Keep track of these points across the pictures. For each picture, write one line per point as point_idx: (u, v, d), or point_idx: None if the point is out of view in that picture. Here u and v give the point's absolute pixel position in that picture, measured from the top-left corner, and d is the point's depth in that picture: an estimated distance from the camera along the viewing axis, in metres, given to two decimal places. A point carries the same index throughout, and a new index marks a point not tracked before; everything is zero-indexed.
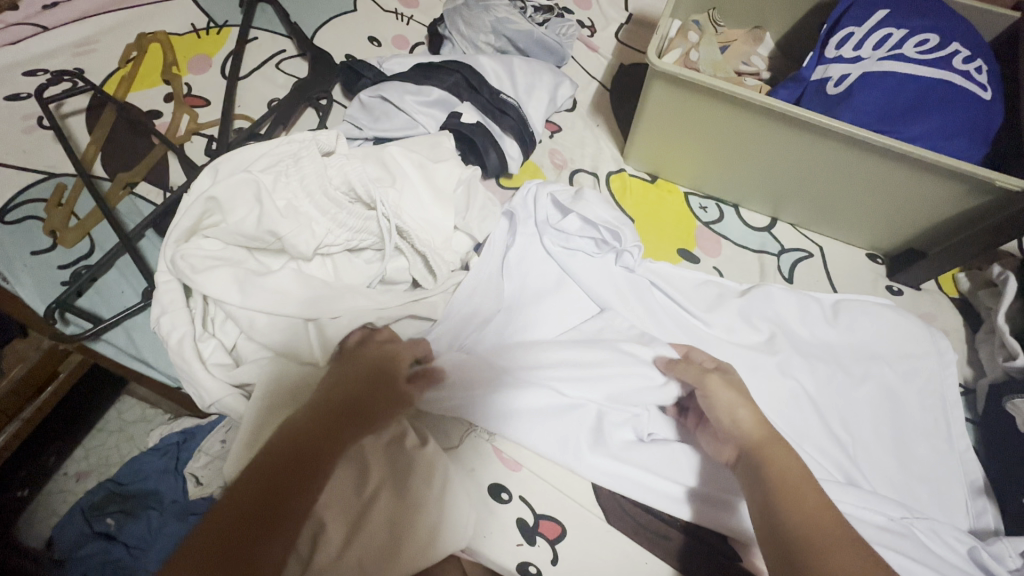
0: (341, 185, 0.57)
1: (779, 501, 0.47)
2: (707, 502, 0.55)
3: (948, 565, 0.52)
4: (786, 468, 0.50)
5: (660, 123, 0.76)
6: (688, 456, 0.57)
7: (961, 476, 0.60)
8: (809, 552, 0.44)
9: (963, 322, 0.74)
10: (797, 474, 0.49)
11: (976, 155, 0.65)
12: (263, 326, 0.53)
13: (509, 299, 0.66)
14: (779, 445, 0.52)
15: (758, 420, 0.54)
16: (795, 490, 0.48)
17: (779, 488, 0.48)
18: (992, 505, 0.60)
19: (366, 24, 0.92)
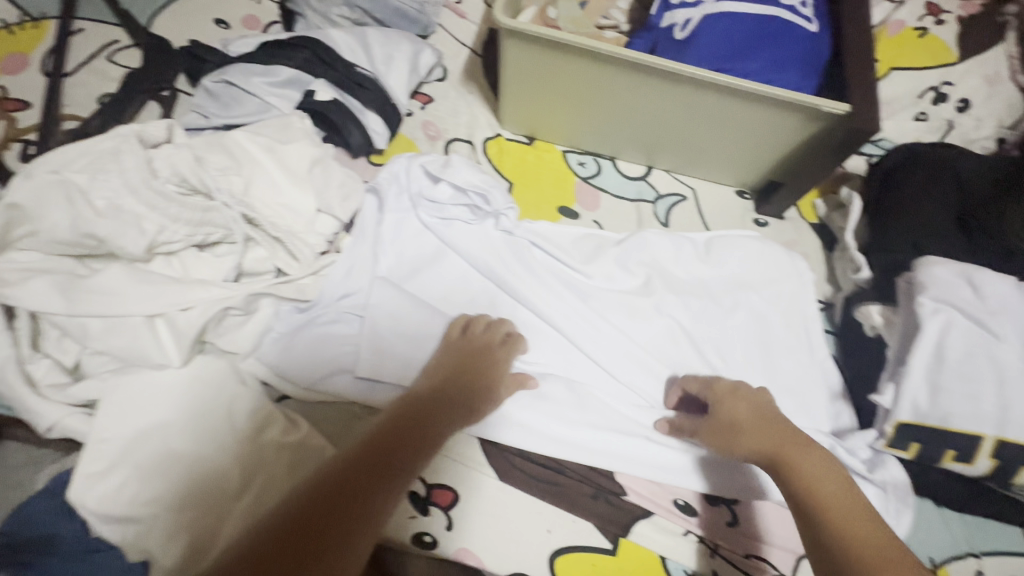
0: (171, 177, 0.52)
1: (817, 517, 0.47)
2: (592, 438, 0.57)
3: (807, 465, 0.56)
4: (817, 479, 0.49)
5: (524, 82, 0.76)
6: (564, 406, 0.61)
7: (821, 383, 0.66)
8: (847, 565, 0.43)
9: (820, 244, 0.79)
10: (822, 486, 0.49)
11: (808, 86, 0.69)
12: (100, 332, 0.48)
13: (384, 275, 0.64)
14: (807, 452, 0.52)
15: (762, 433, 0.54)
16: (818, 503, 0.48)
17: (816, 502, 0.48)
18: (848, 406, 0.65)
19: (211, 7, 0.85)
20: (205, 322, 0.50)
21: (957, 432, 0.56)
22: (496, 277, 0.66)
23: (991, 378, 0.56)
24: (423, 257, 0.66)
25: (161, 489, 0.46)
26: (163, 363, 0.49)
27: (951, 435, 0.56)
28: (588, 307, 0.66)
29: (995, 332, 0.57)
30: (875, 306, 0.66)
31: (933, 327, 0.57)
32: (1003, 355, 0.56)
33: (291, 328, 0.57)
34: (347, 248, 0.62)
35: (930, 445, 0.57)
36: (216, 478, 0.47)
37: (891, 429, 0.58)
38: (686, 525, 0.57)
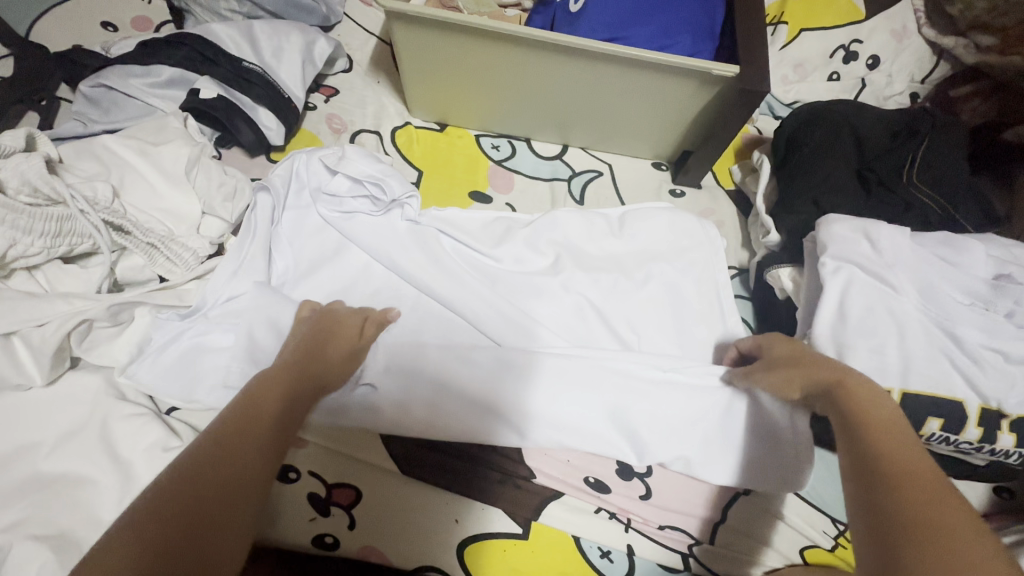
0: (21, 187, 0.49)
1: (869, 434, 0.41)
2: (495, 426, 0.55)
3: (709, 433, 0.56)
4: (876, 406, 0.43)
5: (421, 66, 0.74)
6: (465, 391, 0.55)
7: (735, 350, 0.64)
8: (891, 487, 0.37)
9: (736, 210, 0.79)
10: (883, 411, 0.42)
11: (702, 50, 0.69)
12: None
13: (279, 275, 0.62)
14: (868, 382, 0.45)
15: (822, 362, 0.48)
16: (879, 424, 0.41)
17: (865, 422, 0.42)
18: None
19: (97, 9, 0.82)
20: (64, 337, 0.47)
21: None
22: (396, 265, 0.63)
23: (896, 332, 0.54)
24: (322, 255, 0.63)
25: (18, 515, 0.43)
26: (24, 383, 0.47)
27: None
28: (495, 294, 0.63)
29: (893, 286, 0.56)
30: (786, 268, 0.65)
31: (833, 285, 0.57)
32: (901, 307, 0.55)
33: (166, 338, 0.53)
34: (231, 246, 0.59)
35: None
36: (83, 499, 0.45)
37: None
38: (597, 502, 0.57)
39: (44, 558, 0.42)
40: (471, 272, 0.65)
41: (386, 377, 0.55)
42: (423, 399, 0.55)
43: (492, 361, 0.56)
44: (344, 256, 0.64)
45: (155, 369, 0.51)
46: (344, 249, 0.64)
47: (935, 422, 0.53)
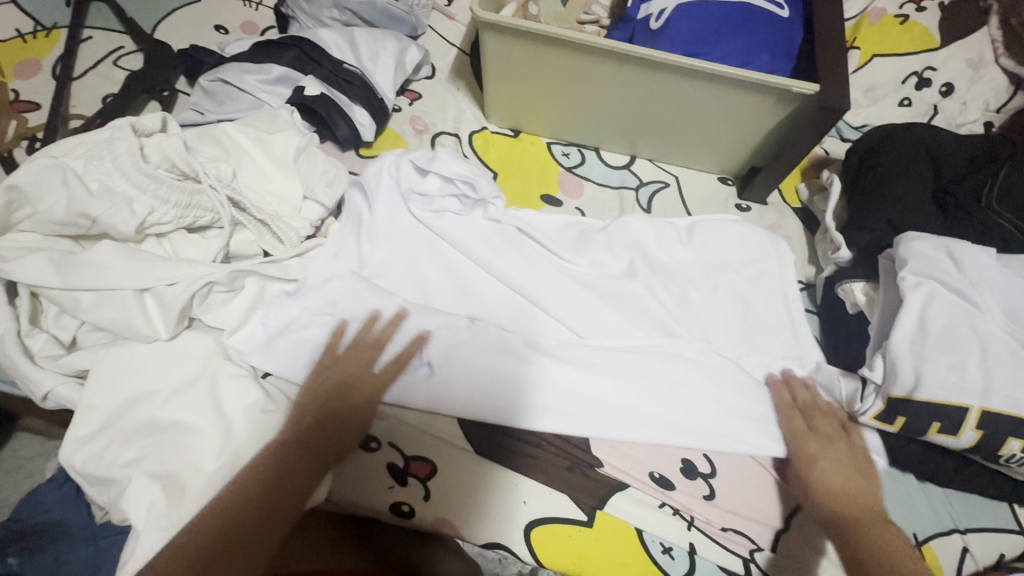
0: (161, 162, 0.56)
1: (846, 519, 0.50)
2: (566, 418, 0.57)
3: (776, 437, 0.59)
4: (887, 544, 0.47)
5: (505, 74, 0.78)
6: (543, 382, 0.59)
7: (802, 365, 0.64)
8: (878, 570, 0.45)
9: (802, 227, 0.80)
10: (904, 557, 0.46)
11: (780, 68, 0.71)
12: (91, 305, 0.50)
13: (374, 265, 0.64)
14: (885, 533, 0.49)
15: (841, 471, 0.54)
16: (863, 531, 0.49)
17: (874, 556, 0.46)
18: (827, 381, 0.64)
19: (211, 14, 0.90)
20: (190, 297, 0.52)
21: (943, 406, 0.53)
22: (480, 263, 0.66)
23: (980, 349, 0.54)
24: (409, 244, 0.66)
25: (140, 452, 0.48)
26: (151, 335, 0.51)
27: (942, 408, 0.53)
28: (576, 295, 0.66)
29: (977, 304, 0.56)
30: (859, 282, 0.65)
31: (915, 300, 0.57)
32: (986, 326, 0.55)
33: (271, 309, 0.58)
34: (332, 232, 0.65)
35: (918, 418, 0.54)
36: (188, 446, 0.49)
37: (880, 403, 0.56)
38: (662, 497, 0.57)
39: (157, 496, 0.46)
40: (550, 272, 0.67)
41: (491, 380, 0.58)
42: (500, 390, 0.57)
43: (586, 368, 0.60)
44: (431, 247, 0.67)
45: (257, 340, 0.56)
46: (433, 243, 0.67)
47: (1017, 443, 0.53)
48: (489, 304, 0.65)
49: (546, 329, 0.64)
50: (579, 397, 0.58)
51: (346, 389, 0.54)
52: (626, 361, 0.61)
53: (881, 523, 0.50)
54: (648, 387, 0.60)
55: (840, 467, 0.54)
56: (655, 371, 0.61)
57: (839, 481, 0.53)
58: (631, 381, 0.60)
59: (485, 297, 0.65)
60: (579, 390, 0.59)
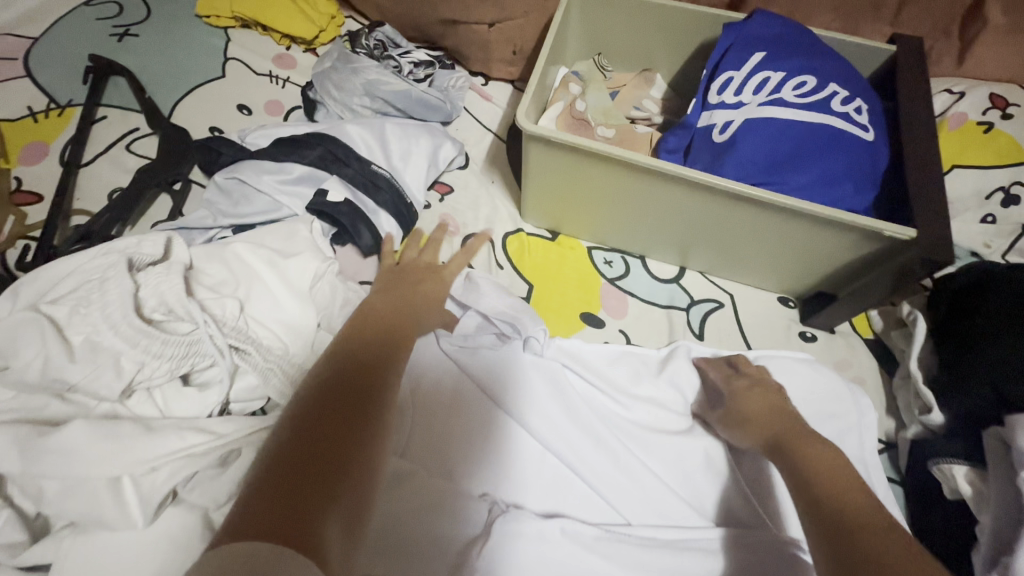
0: (157, 307, 0.48)
1: (789, 457, 0.49)
2: None
3: None
4: (832, 481, 0.45)
5: (548, 180, 0.71)
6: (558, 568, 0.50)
7: None
8: (834, 519, 0.42)
9: (877, 366, 0.70)
10: (847, 487, 0.44)
11: (864, 200, 0.62)
12: (56, 495, 0.41)
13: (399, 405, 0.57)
14: (812, 441, 0.50)
15: (764, 405, 0.56)
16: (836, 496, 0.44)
17: (818, 479, 0.46)
18: None
19: (235, 92, 0.85)
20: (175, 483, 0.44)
21: None
22: (515, 417, 0.58)
23: None
24: (438, 388, 0.59)
25: None
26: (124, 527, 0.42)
27: None
28: (621, 458, 0.57)
29: None
30: (961, 465, 0.55)
31: None
32: None
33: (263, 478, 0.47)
34: None
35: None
36: None
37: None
38: None
39: None
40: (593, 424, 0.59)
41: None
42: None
43: (629, 566, 0.51)
44: (459, 394, 0.59)
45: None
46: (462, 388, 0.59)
47: None
48: (525, 471, 0.56)
49: (585, 503, 0.56)
50: None
51: (411, 299, 0.57)
52: (658, 555, 0.51)
53: (800, 437, 0.51)
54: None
55: (769, 403, 0.56)
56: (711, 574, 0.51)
57: (763, 412, 0.55)
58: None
59: (519, 459, 0.57)
60: None
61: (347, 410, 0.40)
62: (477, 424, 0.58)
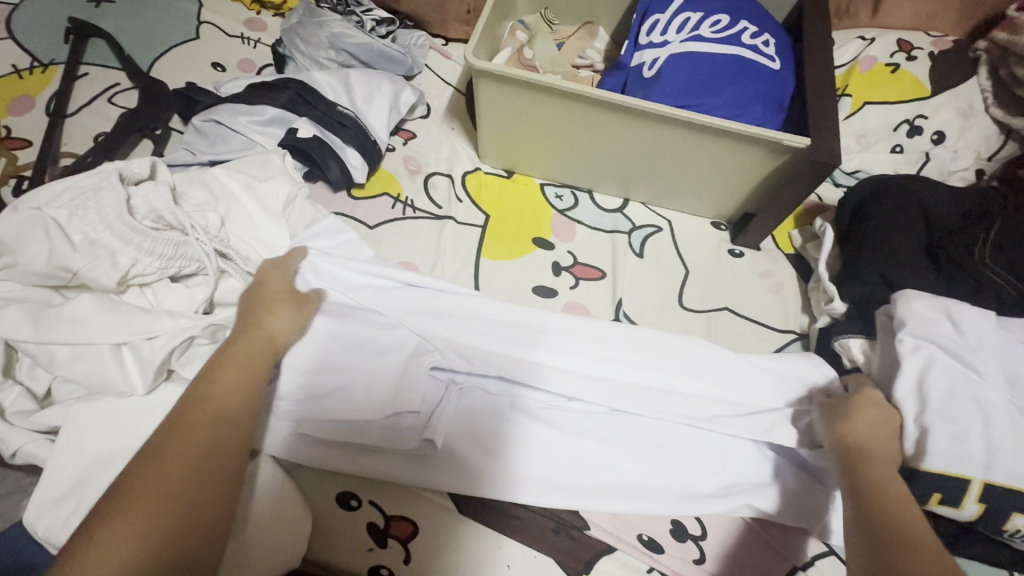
0: (148, 213, 0.55)
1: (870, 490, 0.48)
2: (542, 487, 0.56)
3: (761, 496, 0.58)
4: (914, 520, 0.45)
5: (500, 120, 0.79)
6: (515, 436, 0.58)
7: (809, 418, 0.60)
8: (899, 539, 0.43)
9: (796, 275, 0.79)
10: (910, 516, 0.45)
11: (771, 120, 0.71)
12: (66, 360, 0.49)
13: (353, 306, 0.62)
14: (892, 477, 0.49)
15: (872, 430, 0.53)
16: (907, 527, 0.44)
17: (877, 489, 0.48)
18: None
19: (209, 51, 0.91)
20: (170, 351, 0.51)
21: (946, 476, 0.53)
22: (471, 309, 0.63)
23: (978, 417, 0.54)
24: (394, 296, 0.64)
25: None
26: (126, 391, 0.50)
27: (940, 477, 0.53)
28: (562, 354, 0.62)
29: (977, 370, 0.55)
30: (856, 339, 0.64)
31: (912, 364, 0.56)
32: (985, 394, 0.54)
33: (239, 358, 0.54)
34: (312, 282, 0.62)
35: (923, 490, 0.54)
36: None
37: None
38: (650, 562, 0.55)
39: None
40: (547, 322, 0.64)
41: (476, 448, 0.57)
42: (456, 450, 0.56)
43: (574, 433, 0.59)
44: (415, 295, 0.63)
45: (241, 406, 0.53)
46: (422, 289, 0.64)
47: (1020, 517, 0.53)
48: (481, 354, 0.61)
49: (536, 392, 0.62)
50: (538, 463, 0.57)
51: (265, 364, 0.50)
52: (597, 427, 0.60)
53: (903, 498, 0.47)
54: (644, 453, 0.59)
55: (878, 429, 0.53)
56: (639, 435, 0.60)
57: (874, 442, 0.52)
58: (619, 448, 0.59)
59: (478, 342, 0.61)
60: (565, 455, 0.58)
61: (198, 512, 0.39)
62: (428, 316, 0.62)
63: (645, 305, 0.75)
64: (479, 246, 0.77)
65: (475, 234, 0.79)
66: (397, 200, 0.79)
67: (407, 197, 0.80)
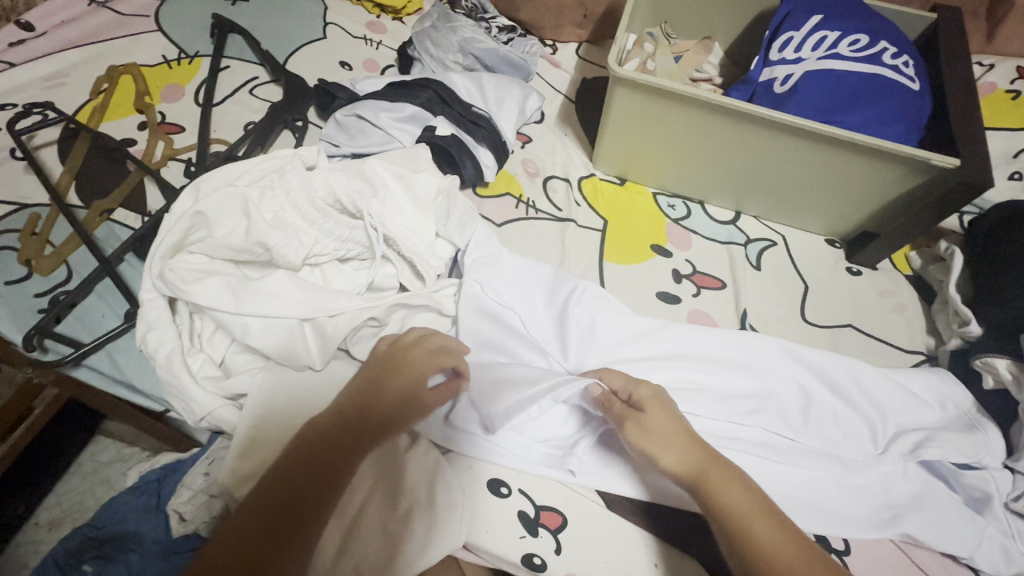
0: (326, 197, 0.58)
1: (727, 521, 0.48)
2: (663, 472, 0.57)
3: (904, 508, 0.57)
4: (772, 544, 0.46)
5: (624, 128, 0.80)
6: None
7: (962, 440, 0.59)
8: None
9: (918, 296, 0.79)
10: (776, 545, 0.46)
11: (910, 140, 0.72)
12: (259, 331, 0.52)
13: (493, 307, 0.62)
14: (720, 483, 0.50)
15: (685, 448, 0.52)
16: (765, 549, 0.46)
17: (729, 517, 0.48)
18: (988, 473, 0.58)
19: (337, 50, 0.95)
20: (351, 329, 0.54)
21: None
22: (614, 327, 0.65)
23: None
24: (543, 299, 0.65)
25: None
26: (307, 364, 0.53)
27: None
28: (698, 365, 0.64)
29: None
30: (1003, 359, 0.63)
31: None
32: None
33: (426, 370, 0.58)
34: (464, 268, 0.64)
35: None
36: None
37: None
38: None
39: None
40: (678, 330, 0.66)
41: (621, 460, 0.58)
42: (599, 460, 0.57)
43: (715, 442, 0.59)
44: (563, 310, 0.64)
45: None
46: (568, 299, 0.65)
47: None
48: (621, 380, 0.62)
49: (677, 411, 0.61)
50: None
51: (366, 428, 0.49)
52: (737, 441, 0.60)
53: (744, 511, 0.48)
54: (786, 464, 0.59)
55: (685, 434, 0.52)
56: (772, 441, 0.60)
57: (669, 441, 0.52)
58: (759, 457, 0.59)
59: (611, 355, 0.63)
60: None
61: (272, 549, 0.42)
62: (562, 330, 0.63)
63: (768, 317, 0.75)
64: (600, 249, 0.79)
65: (595, 238, 0.80)
66: (519, 200, 0.81)
67: (529, 199, 0.82)
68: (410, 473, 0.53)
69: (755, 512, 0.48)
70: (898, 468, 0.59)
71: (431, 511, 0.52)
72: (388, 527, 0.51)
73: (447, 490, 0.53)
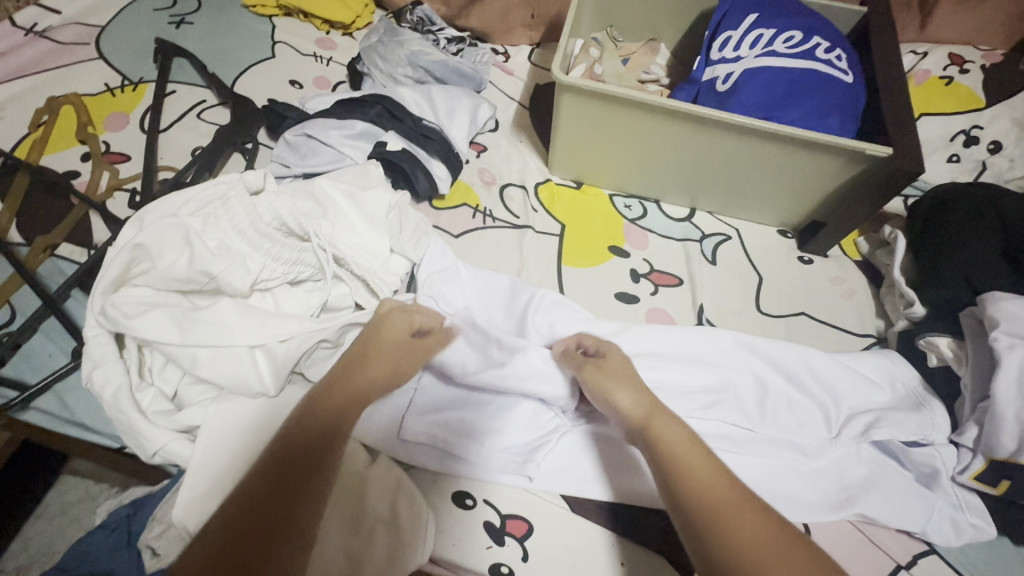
0: (273, 221, 0.58)
1: (669, 461, 0.48)
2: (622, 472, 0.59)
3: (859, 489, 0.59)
4: (711, 485, 0.45)
5: (575, 133, 0.81)
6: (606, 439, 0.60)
7: (910, 419, 0.61)
8: (709, 518, 0.43)
9: (866, 280, 0.81)
10: (713, 484, 0.45)
11: (848, 131, 0.74)
12: (208, 361, 0.51)
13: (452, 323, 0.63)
14: (663, 420, 0.51)
15: (635, 392, 0.54)
16: (699, 483, 0.46)
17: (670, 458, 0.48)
18: (935, 449, 0.61)
19: (286, 69, 0.94)
20: (302, 353, 0.54)
21: None
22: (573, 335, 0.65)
23: None
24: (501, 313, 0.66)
25: None
26: (260, 391, 0.52)
27: None
28: (656, 364, 0.65)
29: None
30: (944, 337, 0.66)
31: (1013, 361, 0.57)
32: None
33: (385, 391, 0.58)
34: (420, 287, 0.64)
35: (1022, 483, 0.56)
36: None
37: (981, 463, 0.58)
38: None
39: None
40: (635, 331, 0.67)
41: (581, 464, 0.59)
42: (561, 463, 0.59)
43: None
44: (523, 320, 0.65)
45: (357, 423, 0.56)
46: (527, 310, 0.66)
47: None
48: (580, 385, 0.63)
49: None
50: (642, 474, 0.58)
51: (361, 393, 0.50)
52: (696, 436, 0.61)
53: (686, 453, 0.48)
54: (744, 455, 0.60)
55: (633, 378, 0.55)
56: (730, 432, 0.62)
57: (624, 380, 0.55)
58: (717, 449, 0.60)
59: None
60: None
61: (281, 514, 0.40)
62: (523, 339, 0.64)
63: (724, 310, 0.77)
64: (558, 254, 0.80)
65: (553, 242, 0.81)
66: (476, 210, 0.82)
67: (485, 208, 0.83)
68: (371, 494, 0.53)
69: (692, 450, 0.48)
70: (852, 451, 0.61)
71: (394, 532, 0.52)
72: (351, 549, 0.50)
73: (411, 509, 0.53)
